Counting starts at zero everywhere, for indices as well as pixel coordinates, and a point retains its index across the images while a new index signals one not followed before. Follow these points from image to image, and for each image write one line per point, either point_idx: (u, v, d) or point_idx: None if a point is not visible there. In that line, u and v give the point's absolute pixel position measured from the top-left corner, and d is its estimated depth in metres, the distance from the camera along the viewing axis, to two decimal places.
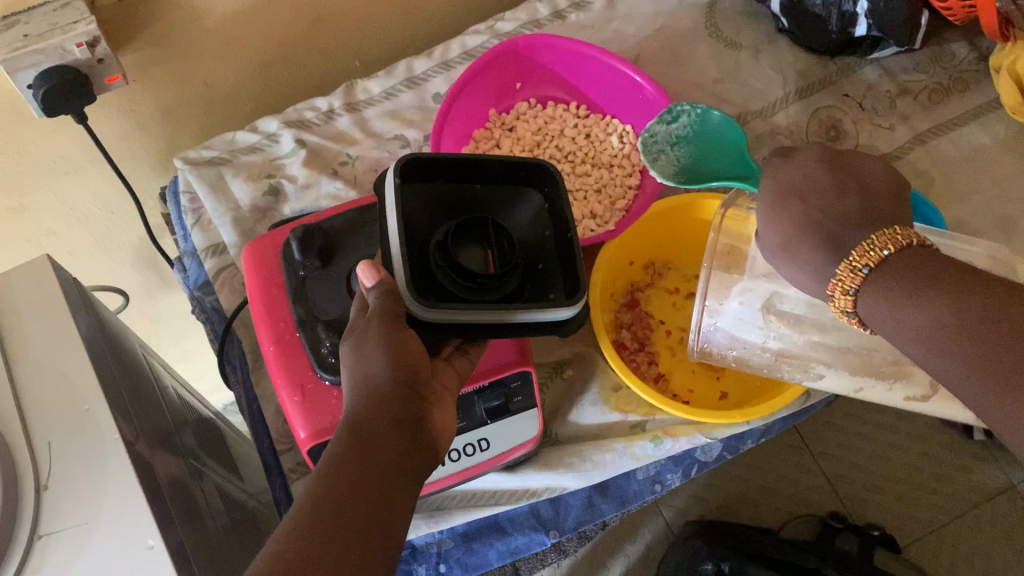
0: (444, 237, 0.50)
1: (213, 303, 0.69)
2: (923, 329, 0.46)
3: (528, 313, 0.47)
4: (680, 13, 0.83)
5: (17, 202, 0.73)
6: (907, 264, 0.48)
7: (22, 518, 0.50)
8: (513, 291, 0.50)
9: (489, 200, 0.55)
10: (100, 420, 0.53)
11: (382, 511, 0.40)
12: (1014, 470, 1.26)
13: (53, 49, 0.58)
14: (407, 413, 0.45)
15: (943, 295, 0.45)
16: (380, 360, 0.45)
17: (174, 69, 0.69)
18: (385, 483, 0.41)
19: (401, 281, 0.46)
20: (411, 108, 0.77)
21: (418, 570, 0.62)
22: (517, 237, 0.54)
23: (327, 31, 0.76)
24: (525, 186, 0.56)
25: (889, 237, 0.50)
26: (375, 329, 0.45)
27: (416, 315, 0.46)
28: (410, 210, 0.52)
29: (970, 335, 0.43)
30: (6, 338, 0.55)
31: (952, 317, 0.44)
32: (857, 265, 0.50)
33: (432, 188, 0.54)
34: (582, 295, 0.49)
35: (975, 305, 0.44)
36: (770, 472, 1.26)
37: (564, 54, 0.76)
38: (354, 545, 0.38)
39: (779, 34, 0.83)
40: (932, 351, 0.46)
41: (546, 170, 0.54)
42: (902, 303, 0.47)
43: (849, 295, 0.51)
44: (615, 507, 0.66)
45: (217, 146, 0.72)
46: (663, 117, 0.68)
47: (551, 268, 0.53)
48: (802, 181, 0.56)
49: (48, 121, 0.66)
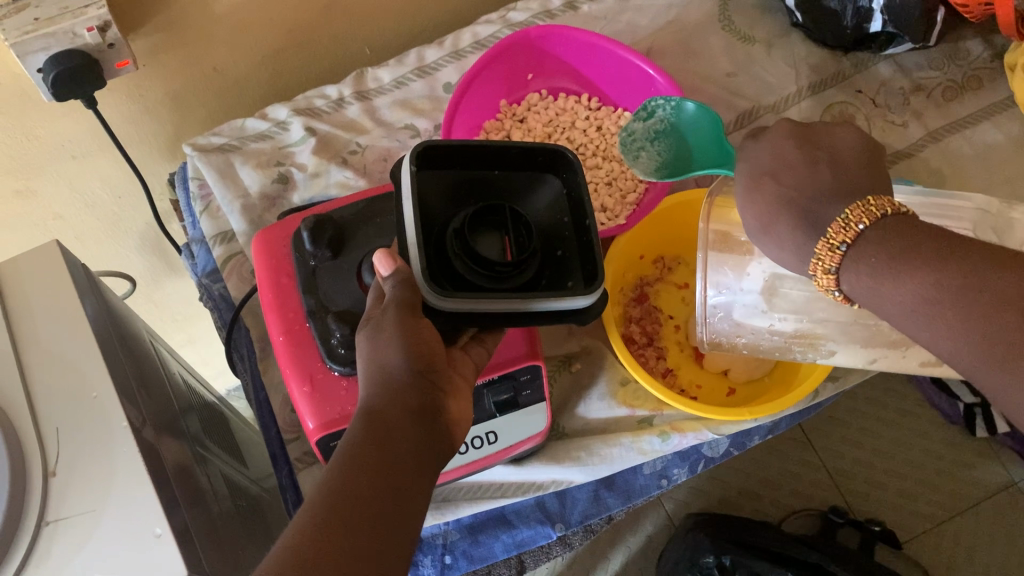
0: (460, 225, 0.50)
1: (220, 291, 0.69)
2: (906, 304, 0.45)
3: (548, 300, 0.47)
4: (694, 5, 0.82)
5: (25, 186, 0.72)
6: (883, 238, 0.47)
7: (30, 505, 0.50)
8: (531, 279, 0.50)
9: (508, 186, 0.55)
10: (108, 407, 0.53)
11: (396, 507, 0.40)
12: (1016, 468, 1.26)
13: (64, 33, 0.58)
14: (422, 402, 0.45)
15: (921, 267, 0.44)
16: (395, 351, 0.45)
17: (184, 55, 0.69)
18: (399, 477, 0.41)
19: (417, 271, 0.46)
20: (421, 97, 0.77)
21: (424, 561, 0.62)
22: (536, 224, 0.54)
23: (337, 18, 0.76)
24: (543, 172, 0.56)
25: (864, 210, 0.49)
26: (390, 318, 0.45)
27: (430, 303, 0.46)
28: (428, 198, 0.52)
29: (952, 304, 0.42)
30: (14, 324, 0.55)
31: (933, 290, 0.43)
32: (835, 242, 0.49)
33: (449, 175, 0.54)
34: (600, 283, 0.48)
35: (954, 275, 0.43)
36: (772, 466, 1.27)
37: (576, 45, 0.76)
38: (370, 540, 0.38)
39: (793, 28, 0.82)
40: (920, 325, 0.45)
41: (562, 155, 0.53)
42: (883, 278, 0.46)
43: (831, 274, 0.50)
44: (621, 501, 0.66)
45: (226, 133, 0.72)
46: (642, 113, 0.71)
47: (570, 255, 0.52)
48: (777, 162, 0.55)
49: (57, 105, 0.66)
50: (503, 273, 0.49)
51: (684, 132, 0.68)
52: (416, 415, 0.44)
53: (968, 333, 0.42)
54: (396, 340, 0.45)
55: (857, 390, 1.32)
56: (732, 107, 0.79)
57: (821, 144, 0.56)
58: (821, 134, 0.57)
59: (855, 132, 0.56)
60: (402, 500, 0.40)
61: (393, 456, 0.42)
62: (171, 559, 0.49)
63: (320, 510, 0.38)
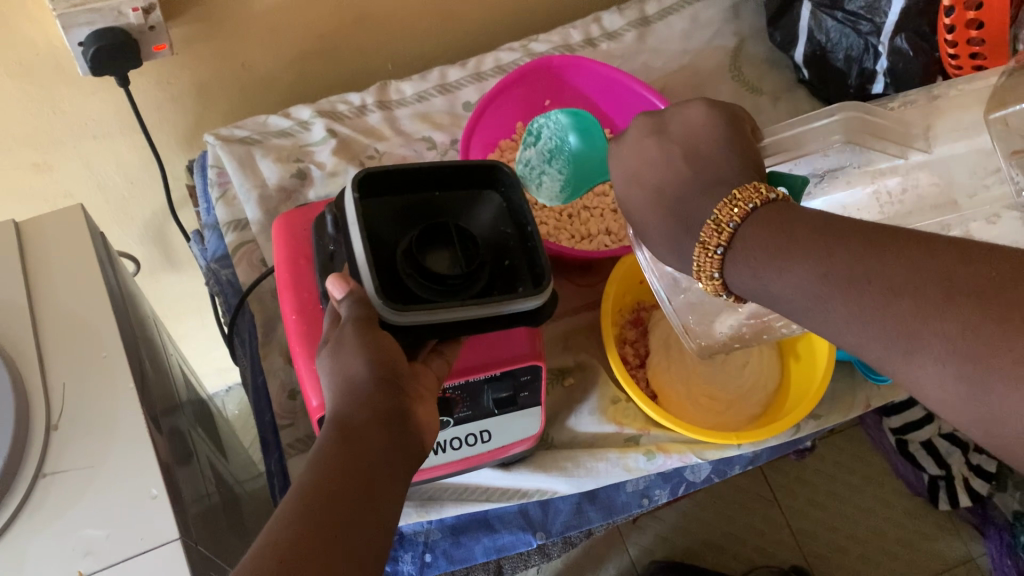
0: (410, 244, 0.51)
1: (228, 277, 0.71)
2: (801, 301, 0.39)
3: (504, 304, 0.49)
4: (707, 54, 0.87)
5: (43, 159, 0.74)
6: (763, 230, 0.42)
7: (29, 455, 0.50)
8: (482, 289, 0.51)
9: (452, 204, 0.56)
10: (116, 368, 0.54)
11: (370, 519, 0.40)
12: (975, 543, 1.27)
13: (109, 10, 0.60)
14: (389, 406, 0.45)
15: (808, 257, 0.39)
16: (360, 360, 0.45)
17: (216, 47, 0.71)
18: (370, 499, 0.40)
19: (371, 289, 0.48)
20: (440, 112, 0.80)
21: (405, 556, 0.63)
22: (480, 236, 0.56)
23: (367, 29, 0.79)
24: (483, 188, 0.57)
25: (732, 206, 0.44)
26: (351, 332, 0.46)
27: (386, 319, 0.48)
28: (374, 219, 0.53)
29: (847, 298, 0.36)
30: (32, 286, 0.57)
31: (822, 285, 0.38)
32: (710, 247, 0.44)
33: (394, 197, 0.55)
34: (549, 286, 0.51)
35: (840, 265, 0.37)
36: (738, 520, 1.28)
37: (593, 76, 0.80)
38: (346, 534, 0.38)
39: (799, 84, 0.87)
40: (819, 322, 0.39)
41: (499, 169, 0.56)
42: (776, 277, 0.40)
43: (716, 279, 0.45)
44: (602, 516, 0.67)
45: (249, 127, 0.74)
46: (528, 141, 0.74)
47: (516, 263, 0.54)
48: (638, 164, 0.51)
49: (88, 81, 0.68)
50: (456, 286, 0.50)
51: (581, 155, 0.71)
52: (382, 422, 0.44)
53: (863, 330, 0.36)
54: (359, 350, 0.45)
55: (825, 453, 1.34)
56: None
57: (675, 134, 0.51)
58: (674, 119, 0.52)
59: (706, 104, 0.51)
60: (373, 530, 0.40)
61: (362, 476, 0.41)
62: (164, 520, 0.49)
63: (281, 543, 0.37)
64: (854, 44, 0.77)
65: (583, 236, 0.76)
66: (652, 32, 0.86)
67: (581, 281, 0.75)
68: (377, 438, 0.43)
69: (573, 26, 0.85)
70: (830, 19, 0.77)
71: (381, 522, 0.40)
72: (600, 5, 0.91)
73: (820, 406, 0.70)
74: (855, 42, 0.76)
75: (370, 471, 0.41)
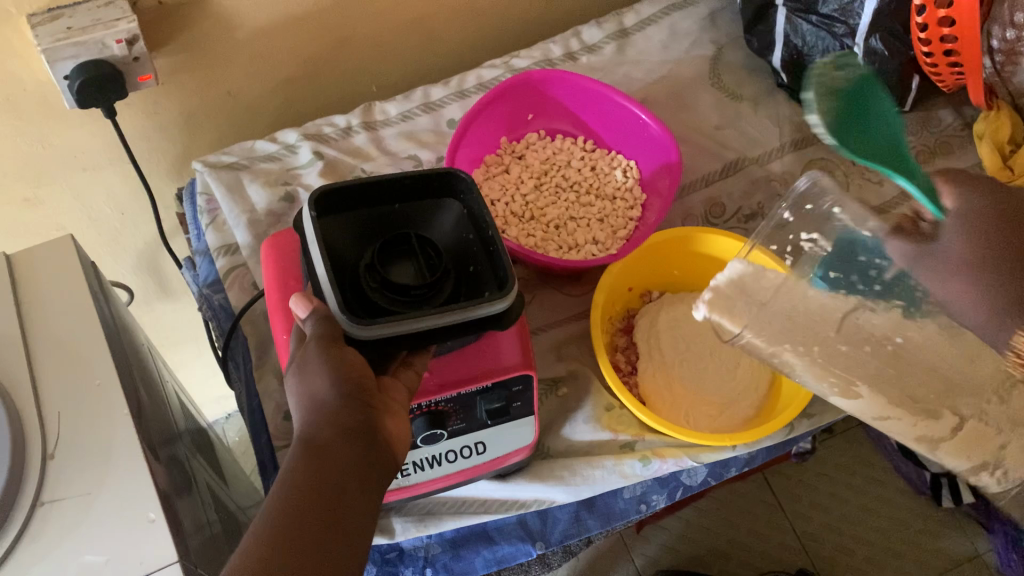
0: (371, 259, 0.52)
1: (221, 301, 0.72)
2: None
3: (465, 309, 0.48)
4: (685, 62, 0.88)
5: (33, 193, 0.74)
6: None
7: (25, 485, 0.50)
8: (448, 296, 0.52)
9: (411, 218, 0.58)
10: (109, 394, 0.54)
11: (338, 538, 0.41)
12: (980, 539, 1.27)
13: (93, 43, 0.61)
14: (357, 421, 0.46)
15: None
16: (323, 376, 0.45)
17: (202, 76, 0.72)
18: (332, 526, 0.41)
19: (333, 305, 0.47)
20: (425, 130, 0.81)
21: (405, 572, 0.64)
22: (442, 247, 0.57)
23: (350, 53, 0.80)
24: (443, 197, 0.58)
25: None
26: (314, 350, 0.46)
27: (350, 333, 0.47)
28: (336, 239, 0.54)
29: None
30: (26, 320, 0.58)
31: None
32: None
33: (355, 217, 0.56)
34: (514, 286, 0.50)
35: None
36: (742, 525, 1.28)
37: (574, 89, 0.81)
38: (312, 558, 0.39)
39: (778, 88, 0.87)
40: None
41: (455, 177, 0.56)
42: None
43: None
44: (601, 523, 0.67)
45: (237, 153, 0.76)
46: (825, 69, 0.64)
47: (482, 269, 0.54)
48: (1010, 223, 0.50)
49: (76, 113, 0.68)
50: (420, 296, 0.50)
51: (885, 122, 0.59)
52: (349, 437, 0.45)
53: None
54: (323, 369, 0.45)
55: (825, 455, 1.34)
56: (719, 157, 0.83)
57: None
58: None
59: None
60: (339, 563, 0.40)
61: (328, 502, 0.42)
62: (161, 545, 0.49)
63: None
64: (830, 47, 0.78)
65: (571, 246, 0.77)
66: (631, 43, 0.88)
67: (571, 291, 0.76)
68: (347, 456, 0.44)
69: (552, 41, 0.87)
70: (804, 23, 0.78)
71: (349, 556, 0.41)
72: (578, 20, 0.93)
73: (813, 405, 0.70)
74: (831, 44, 0.77)
75: (338, 491, 0.42)
